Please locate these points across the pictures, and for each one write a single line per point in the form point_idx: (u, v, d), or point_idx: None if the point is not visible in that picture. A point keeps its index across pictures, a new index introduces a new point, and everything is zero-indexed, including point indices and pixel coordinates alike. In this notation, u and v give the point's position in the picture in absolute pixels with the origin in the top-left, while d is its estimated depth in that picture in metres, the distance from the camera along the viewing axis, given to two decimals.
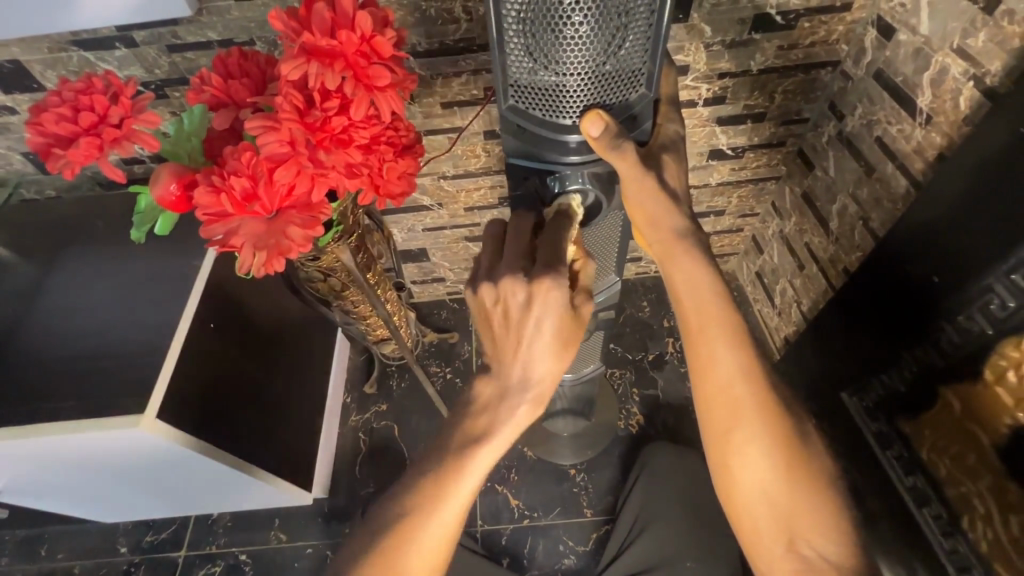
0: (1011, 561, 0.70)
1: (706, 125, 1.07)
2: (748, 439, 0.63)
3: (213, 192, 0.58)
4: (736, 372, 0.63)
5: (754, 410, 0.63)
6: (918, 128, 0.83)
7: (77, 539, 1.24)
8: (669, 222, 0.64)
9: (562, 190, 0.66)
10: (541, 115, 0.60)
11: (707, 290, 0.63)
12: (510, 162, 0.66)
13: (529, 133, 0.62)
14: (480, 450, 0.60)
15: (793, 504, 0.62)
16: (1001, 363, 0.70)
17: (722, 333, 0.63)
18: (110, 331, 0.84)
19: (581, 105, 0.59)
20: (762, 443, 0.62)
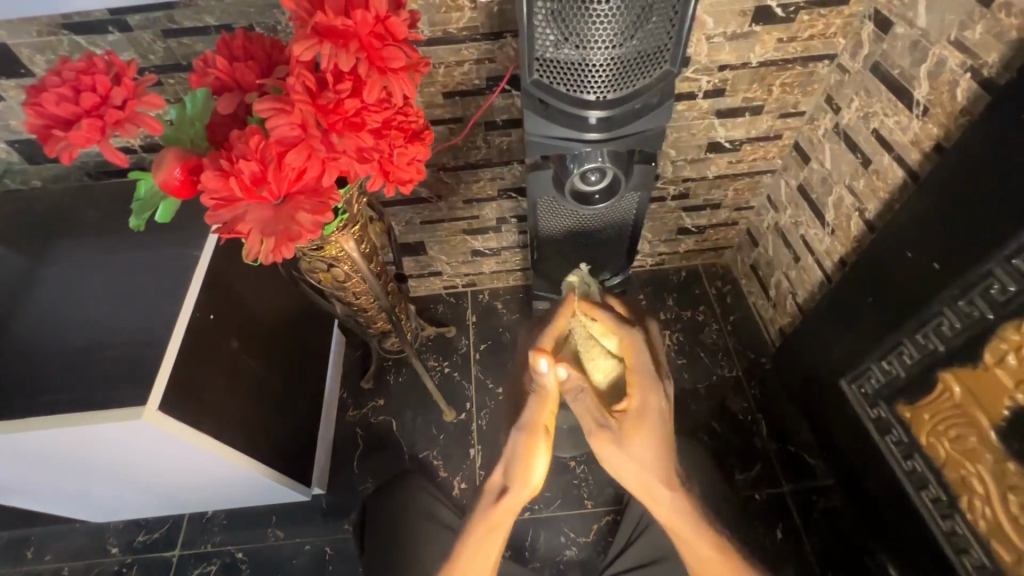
0: (1011, 539, 0.72)
1: (706, 118, 1.08)
2: (687, 531, 0.68)
3: (220, 175, 0.56)
4: (633, 469, 0.69)
5: (680, 509, 0.68)
6: (915, 119, 0.85)
7: (65, 541, 1.21)
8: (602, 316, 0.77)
9: (580, 170, 0.67)
10: (565, 89, 0.59)
11: (641, 373, 0.72)
12: (531, 139, 0.65)
13: (552, 109, 0.61)
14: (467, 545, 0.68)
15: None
16: (1002, 346, 0.71)
17: (650, 414, 0.70)
18: (105, 322, 0.81)
19: (606, 80, 0.58)
20: (696, 531, 0.67)
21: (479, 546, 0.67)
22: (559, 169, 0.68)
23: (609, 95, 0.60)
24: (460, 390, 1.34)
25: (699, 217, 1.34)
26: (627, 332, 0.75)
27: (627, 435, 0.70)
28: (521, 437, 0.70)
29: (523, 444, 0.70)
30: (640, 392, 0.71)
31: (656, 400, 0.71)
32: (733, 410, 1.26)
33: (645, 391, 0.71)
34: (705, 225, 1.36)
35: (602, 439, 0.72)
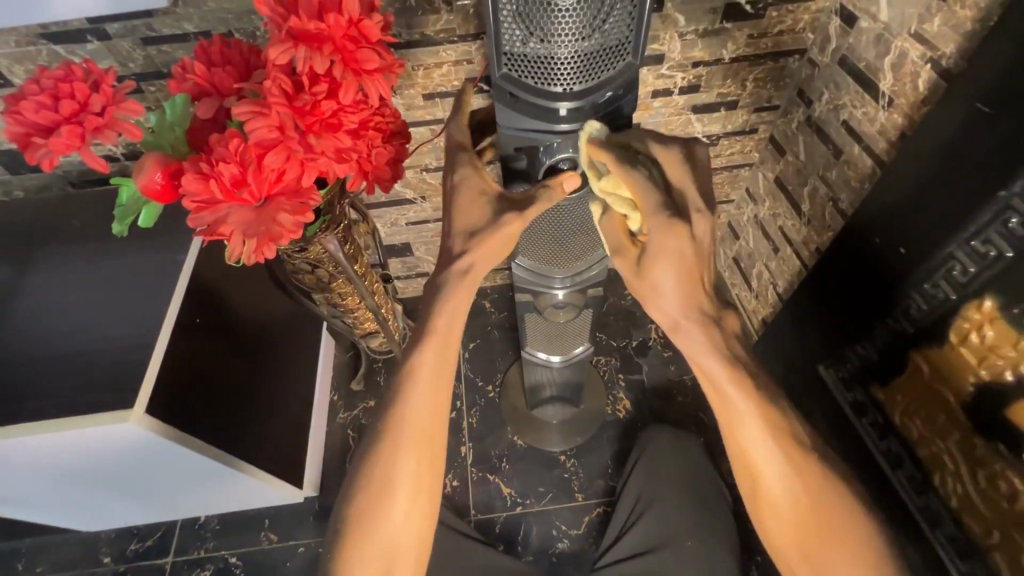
0: (981, 513, 0.75)
1: (682, 113, 1.10)
2: (771, 470, 0.62)
3: (201, 179, 0.58)
4: (716, 370, 0.61)
5: (763, 446, 0.61)
6: (882, 110, 0.88)
7: (57, 551, 1.20)
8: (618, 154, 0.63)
9: (552, 160, 0.68)
10: (533, 82, 0.60)
11: (644, 195, 0.60)
12: (503, 133, 0.66)
13: (521, 102, 0.62)
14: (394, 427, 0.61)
15: (806, 534, 0.62)
16: (965, 326, 0.74)
17: (659, 259, 0.61)
18: (89, 329, 0.81)
19: (572, 73, 0.59)
20: (777, 472, 0.62)
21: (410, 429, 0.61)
22: (531, 159, 0.69)
23: (575, 87, 0.60)
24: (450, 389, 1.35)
25: None
26: (632, 174, 0.59)
27: (648, 265, 0.62)
28: (513, 223, 0.63)
29: (439, 364, 0.62)
30: (654, 231, 0.60)
31: (677, 244, 0.59)
32: None
33: (644, 197, 0.59)
34: None
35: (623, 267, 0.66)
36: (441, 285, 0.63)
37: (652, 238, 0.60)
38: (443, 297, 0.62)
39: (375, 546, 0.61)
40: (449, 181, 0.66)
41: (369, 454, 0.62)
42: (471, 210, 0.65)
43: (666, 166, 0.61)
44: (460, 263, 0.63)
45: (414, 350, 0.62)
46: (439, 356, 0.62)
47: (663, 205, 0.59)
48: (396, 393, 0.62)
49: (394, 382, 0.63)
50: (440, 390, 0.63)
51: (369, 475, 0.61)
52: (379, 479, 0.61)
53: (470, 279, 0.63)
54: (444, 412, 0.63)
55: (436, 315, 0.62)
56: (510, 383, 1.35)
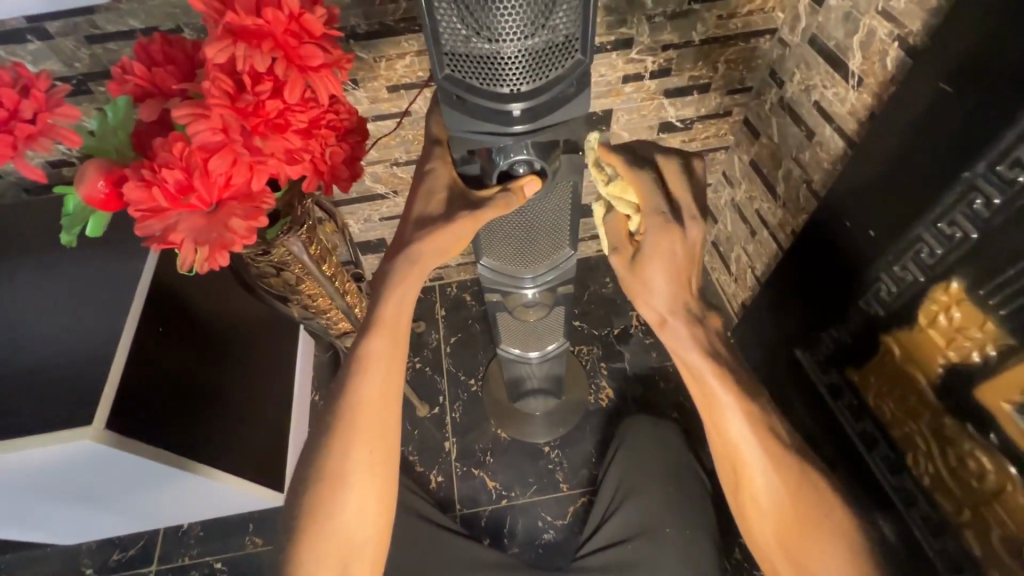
0: (950, 490, 0.77)
1: (655, 98, 1.09)
2: (757, 468, 0.66)
3: (143, 186, 0.55)
4: (700, 366, 0.66)
5: (750, 444, 0.65)
6: (852, 90, 0.87)
7: (37, 565, 1.19)
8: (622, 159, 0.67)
9: (507, 163, 0.64)
10: (480, 83, 0.57)
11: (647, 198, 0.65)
12: (454, 135, 0.63)
13: (468, 103, 0.59)
14: (346, 415, 0.61)
15: (788, 528, 0.66)
16: (934, 307, 0.74)
17: (656, 254, 0.66)
18: (46, 343, 0.79)
19: (520, 73, 0.56)
20: (761, 467, 0.65)
21: (360, 417, 0.61)
22: (485, 163, 0.65)
23: (525, 87, 0.58)
24: (432, 385, 1.34)
25: None
26: (642, 174, 0.66)
27: (642, 263, 0.67)
28: (466, 222, 0.64)
29: (390, 351, 0.63)
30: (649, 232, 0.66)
31: (670, 244, 0.65)
32: None
33: (646, 197, 0.65)
34: None
35: (618, 264, 0.71)
36: (391, 275, 0.64)
37: (647, 239, 0.66)
38: (392, 289, 0.63)
39: (330, 542, 0.60)
40: (420, 170, 0.67)
41: (320, 448, 0.61)
42: (433, 206, 0.66)
43: (668, 174, 0.66)
44: (410, 255, 0.64)
45: (362, 339, 0.63)
46: (389, 343, 0.63)
47: (660, 209, 0.65)
48: (346, 383, 0.62)
49: (344, 374, 0.62)
50: (390, 378, 0.63)
51: (320, 469, 0.60)
52: (330, 472, 0.60)
53: (419, 270, 0.64)
54: (395, 400, 0.64)
55: (386, 305, 0.63)
56: (492, 376, 1.34)
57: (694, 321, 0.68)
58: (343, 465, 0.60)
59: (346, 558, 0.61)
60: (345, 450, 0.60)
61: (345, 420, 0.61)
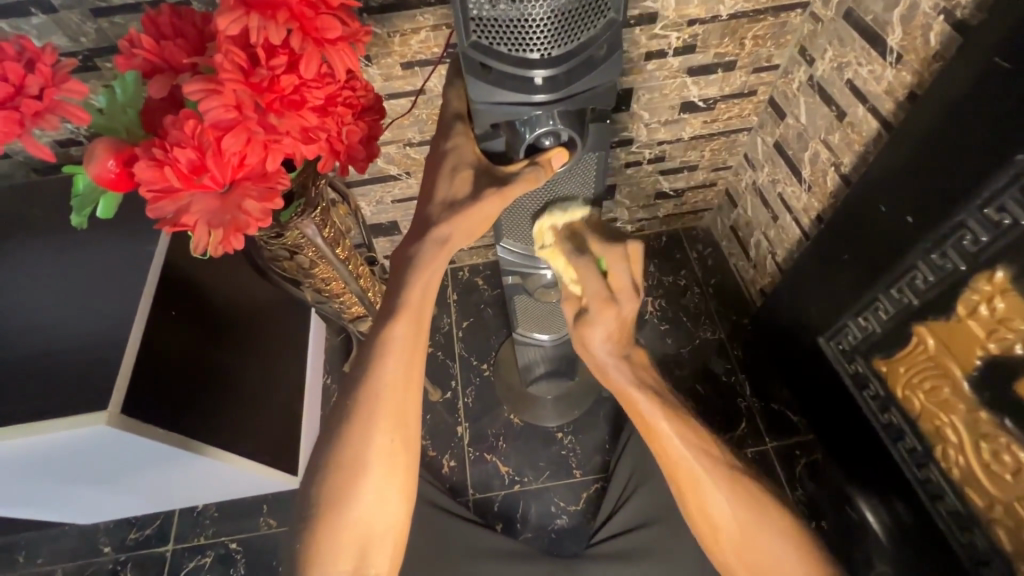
0: (982, 485, 0.75)
1: (677, 76, 1.04)
2: (699, 476, 0.68)
3: (155, 166, 0.53)
4: (625, 385, 0.70)
5: (684, 450, 0.68)
6: (889, 67, 0.82)
7: (56, 543, 1.20)
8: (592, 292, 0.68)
9: (533, 135, 0.62)
10: (507, 50, 0.55)
11: (596, 279, 0.69)
12: (476, 108, 0.60)
13: (494, 73, 0.57)
14: (369, 399, 0.58)
15: (745, 535, 0.66)
16: (974, 297, 0.71)
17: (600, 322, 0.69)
18: (58, 326, 0.78)
19: (548, 35, 0.54)
20: (709, 487, 0.67)
21: (384, 402, 0.58)
22: (511, 136, 0.63)
23: (553, 52, 0.55)
24: (445, 370, 1.33)
25: (676, 180, 1.31)
26: (579, 257, 0.71)
27: (585, 326, 0.70)
28: (494, 199, 0.61)
29: (413, 337, 0.60)
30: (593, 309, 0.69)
31: (609, 316, 0.68)
32: (716, 371, 1.26)
33: (586, 278, 0.69)
34: (682, 188, 1.34)
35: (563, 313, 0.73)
36: (419, 254, 0.60)
37: (590, 308, 0.69)
38: (417, 270, 0.60)
39: (348, 534, 0.57)
40: (442, 149, 0.65)
41: (340, 435, 0.58)
42: (458, 184, 0.63)
43: (608, 257, 0.69)
44: (436, 234, 0.61)
45: (385, 323, 0.59)
46: (412, 327, 0.60)
47: (602, 289, 0.68)
48: (367, 369, 0.59)
49: (365, 359, 0.59)
50: (411, 365, 0.60)
51: (339, 458, 0.57)
52: (349, 461, 0.57)
53: (446, 251, 0.61)
54: (416, 388, 0.61)
55: (411, 288, 0.60)
56: (504, 362, 1.33)
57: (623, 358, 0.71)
58: (361, 452, 0.58)
59: (365, 549, 0.58)
60: (365, 437, 0.58)
61: (368, 405, 0.58)
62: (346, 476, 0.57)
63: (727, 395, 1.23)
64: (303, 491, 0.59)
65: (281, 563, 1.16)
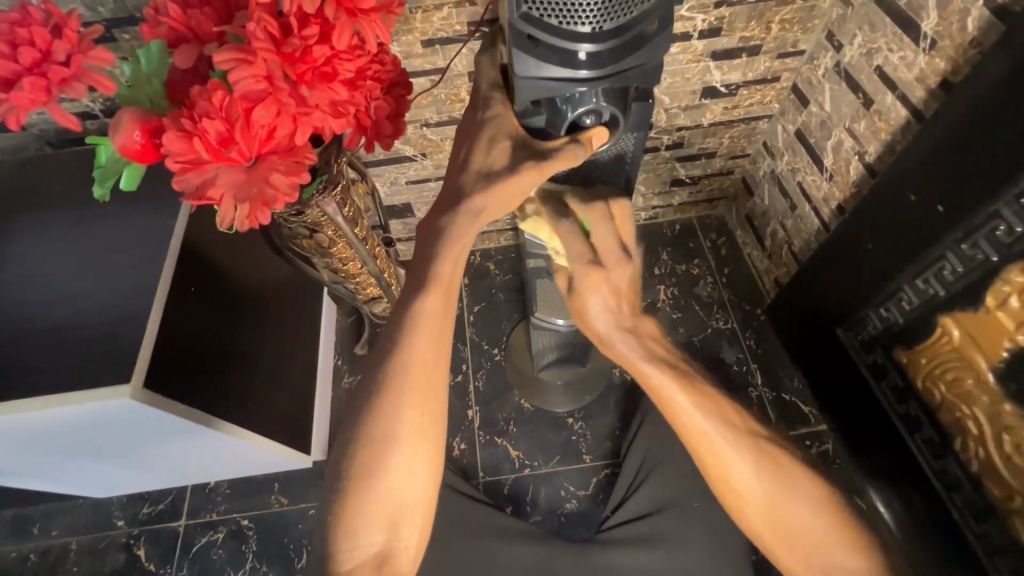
0: (1002, 477, 0.76)
1: (701, 60, 1.02)
2: (713, 441, 0.69)
3: (184, 137, 0.52)
4: (634, 358, 0.72)
5: (714, 429, 0.69)
6: (922, 54, 0.81)
7: (70, 516, 1.21)
8: (576, 243, 0.71)
9: (574, 114, 0.61)
10: (558, 23, 0.55)
11: (576, 237, 0.71)
12: (518, 82, 0.58)
13: (542, 47, 0.56)
14: (399, 373, 0.58)
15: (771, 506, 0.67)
16: (1005, 288, 0.71)
17: (590, 280, 0.72)
18: (78, 300, 0.77)
19: (600, 7, 0.54)
20: (733, 457, 0.68)
21: (411, 375, 0.58)
22: (551, 115, 0.62)
23: (604, 26, 0.55)
24: (456, 354, 1.33)
25: (693, 167, 1.29)
26: (561, 222, 0.72)
27: (579, 293, 0.74)
28: (530, 173, 0.61)
29: (442, 310, 0.60)
30: (582, 275, 0.72)
31: (598, 279, 0.72)
32: (727, 361, 1.26)
33: (570, 241, 0.72)
34: (699, 175, 1.32)
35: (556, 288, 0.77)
36: (450, 228, 0.61)
37: (579, 276, 0.72)
38: (447, 245, 0.60)
39: (377, 508, 0.57)
40: (479, 122, 0.65)
41: (366, 409, 0.58)
42: (495, 155, 0.63)
43: (590, 219, 0.71)
44: (469, 208, 0.61)
45: (416, 297, 0.60)
46: (443, 303, 0.60)
47: (586, 251, 0.71)
48: (397, 342, 0.59)
49: (394, 333, 0.59)
50: (441, 338, 0.60)
51: (369, 430, 0.57)
52: (380, 434, 0.57)
53: (477, 225, 0.61)
54: (445, 363, 0.61)
55: (441, 261, 0.60)
56: (515, 347, 1.33)
57: (630, 331, 0.74)
58: (390, 424, 0.57)
59: (394, 525, 0.58)
60: (393, 408, 0.58)
61: (395, 377, 0.58)
62: (374, 449, 0.57)
63: (739, 384, 1.23)
64: (332, 467, 0.59)
65: (293, 541, 1.17)
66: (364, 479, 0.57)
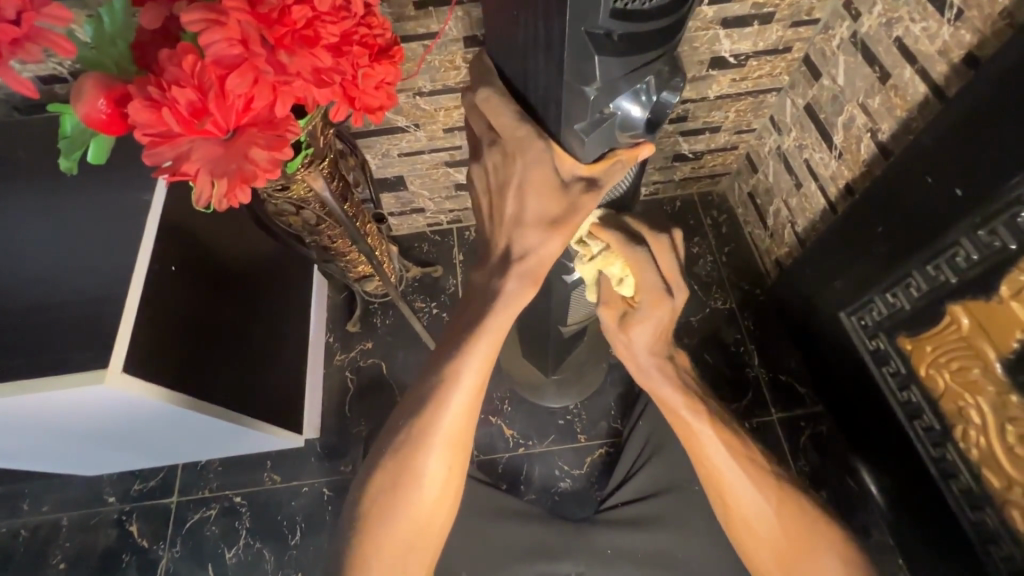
0: (1001, 466, 0.75)
1: (710, 28, 0.97)
2: (737, 479, 0.72)
3: (151, 107, 0.47)
4: (664, 392, 0.75)
5: (749, 487, 0.71)
6: (946, 25, 0.76)
7: (59, 492, 1.20)
8: (651, 281, 0.66)
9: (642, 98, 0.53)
10: (642, 6, 0.45)
11: (648, 273, 0.66)
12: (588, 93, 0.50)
13: (616, 39, 0.47)
14: (434, 430, 0.60)
15: (792, 549, 0.69)
16: (1021, 278, 0.68)
17: (651, 324, 0.70)
18: (49, 279, 0.73)
19: None
20: (768, 515, 0.70)
21: (449, 428, 0.60)
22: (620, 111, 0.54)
23: None
24: None
25: (696, 142, 1.25)
26: (633, 250, 0.65)
27: (632, 324, 0.71)
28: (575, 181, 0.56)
29: (482, 373, 0.60)
30: (651, 307, 0.68)
31: (662, 315, 0.69)
32: (725, 342, 1.25)
33: (642, 271, 0.65)
34: (702, 150, 1.27)
35: (605, 317, 0.73)
36: (502, 287, 0.58)
37: (645, 306, 0.68)
38: (501, 301, 0.58)
39: (391, 546, 0.62)
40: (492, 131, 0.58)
41: (396, 450, 0.61)
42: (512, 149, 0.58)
43: (663, 253, 0.66)
44: (524, 252, 0.58)
45: (459, 352, 0.59)
46: (484, 358, 0.60)
47: (658, 285, 0.66)
48: (433, 395, 0.60)
49: (428, 394, 0.60)
50: (475, 402, 0.60)
51: (392, 471, 0.61)
52: (409, 478, 0.61)
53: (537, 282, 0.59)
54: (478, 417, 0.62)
55: (492, 316, 0.59)
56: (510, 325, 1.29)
57: (667, 360, 0.75)
58: (418, 472, 0.61)
59: (408, 550, 0.64)
60: (421, 460, 0.60)
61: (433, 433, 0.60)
62: (400, 489, 0.61)
63: (736, 365, 1.22)
64: (355, 499, 0.64)
65: (286, 519, 1.16)
66: (383, 513, 0.62)
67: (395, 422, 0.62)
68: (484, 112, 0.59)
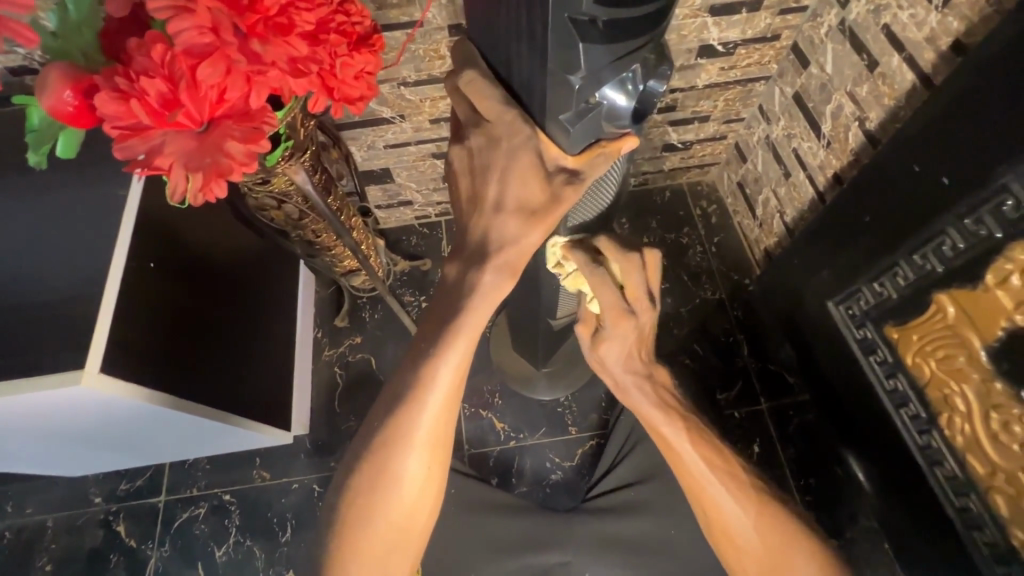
0: (985, 453, 0.76)
1: (698, 15, 0.95)
2: (716, 487, 0.72)
3: (119, 98, 0.46)
4: (645, 406, 0.77)
5: (727, 494, 0.71)
6: (934, 12, 0.75)
7: (44, 493, 1.18)
8: (608, 299, 0.69)
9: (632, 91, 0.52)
10: None
11: (605, 292, 0.68)
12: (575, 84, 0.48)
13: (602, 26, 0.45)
14: (409, 429, 0.59)
15: (770, 554, 0.69)
16: (1006, 266, 0.68)
17: (617, 340, 0.73)
18: (23, 278, 0.71)
19: None
20: (745, 520, 0.70)
21: (425, 427, 0.59)
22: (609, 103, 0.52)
23: None
24: None
25: (685, 132, 1.24)
26: (592, 269, 0.68)
27: (602, 340, 0.74)
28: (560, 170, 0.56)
29: (459, 371, 0.59)
30: (613, 324, 0.71)
31: (625, 331, 0.72)
32: (714, 332, 1.25)
33: (599, 289, 0.68)
34: (691, 140, 1.27)
35: (580, 334, 0.76)
36: (479, 281, 0.57)
37: (608, 323, 0.71)
38: (479, 295, 0.58)
39: (368, 546, 0.62)
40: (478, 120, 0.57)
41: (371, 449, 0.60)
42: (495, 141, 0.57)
43: (623, 272, 0.68)
44: (507, 245, 0.57)
45: (434, 351, 0.58)
46: (459, 355, 0.59)
47: (617, 301, 0.69)
48: (407, 393, 0.59)
49: (405, 390, 0.59)
50: (452, 400, 0.60)
51: (367, 470, 0.60)
52: (384, 477, 0.60)
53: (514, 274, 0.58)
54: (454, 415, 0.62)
55: (469, 312, 0.58)
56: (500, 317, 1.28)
57: (643, 376, 0.77)
58: (393, 471, 0.60)
59: (385, 550, 0.63)
60: (395, 459, 0.60)
61: (407, 432, 0.59)
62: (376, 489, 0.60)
63: (726, 355, 1.22)
64: (332, 501, 0.63)
65: (276, 516, 1.15)
66: (359, 513, 0.61)
67: (372, 416, 0.61)
68: (467, 102, 0.58)
